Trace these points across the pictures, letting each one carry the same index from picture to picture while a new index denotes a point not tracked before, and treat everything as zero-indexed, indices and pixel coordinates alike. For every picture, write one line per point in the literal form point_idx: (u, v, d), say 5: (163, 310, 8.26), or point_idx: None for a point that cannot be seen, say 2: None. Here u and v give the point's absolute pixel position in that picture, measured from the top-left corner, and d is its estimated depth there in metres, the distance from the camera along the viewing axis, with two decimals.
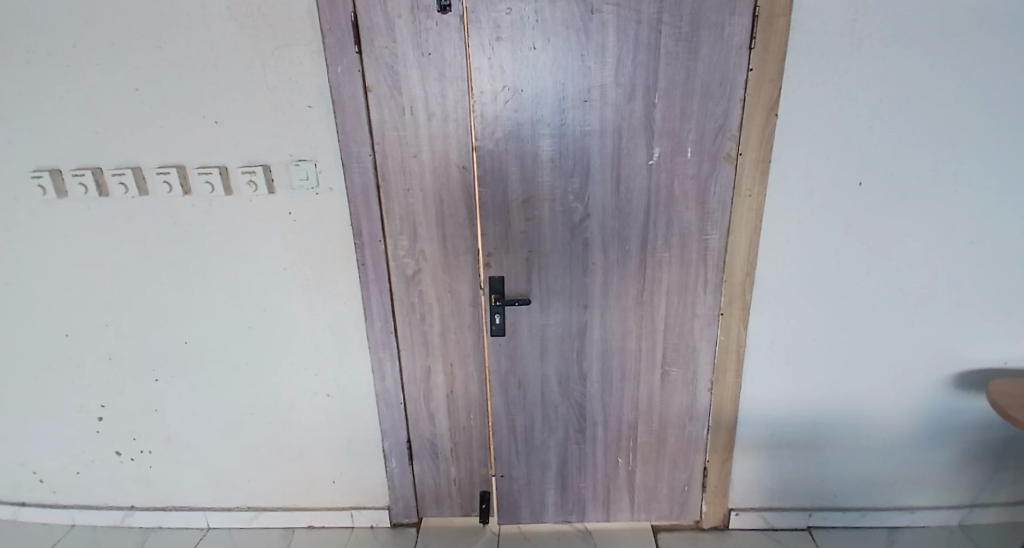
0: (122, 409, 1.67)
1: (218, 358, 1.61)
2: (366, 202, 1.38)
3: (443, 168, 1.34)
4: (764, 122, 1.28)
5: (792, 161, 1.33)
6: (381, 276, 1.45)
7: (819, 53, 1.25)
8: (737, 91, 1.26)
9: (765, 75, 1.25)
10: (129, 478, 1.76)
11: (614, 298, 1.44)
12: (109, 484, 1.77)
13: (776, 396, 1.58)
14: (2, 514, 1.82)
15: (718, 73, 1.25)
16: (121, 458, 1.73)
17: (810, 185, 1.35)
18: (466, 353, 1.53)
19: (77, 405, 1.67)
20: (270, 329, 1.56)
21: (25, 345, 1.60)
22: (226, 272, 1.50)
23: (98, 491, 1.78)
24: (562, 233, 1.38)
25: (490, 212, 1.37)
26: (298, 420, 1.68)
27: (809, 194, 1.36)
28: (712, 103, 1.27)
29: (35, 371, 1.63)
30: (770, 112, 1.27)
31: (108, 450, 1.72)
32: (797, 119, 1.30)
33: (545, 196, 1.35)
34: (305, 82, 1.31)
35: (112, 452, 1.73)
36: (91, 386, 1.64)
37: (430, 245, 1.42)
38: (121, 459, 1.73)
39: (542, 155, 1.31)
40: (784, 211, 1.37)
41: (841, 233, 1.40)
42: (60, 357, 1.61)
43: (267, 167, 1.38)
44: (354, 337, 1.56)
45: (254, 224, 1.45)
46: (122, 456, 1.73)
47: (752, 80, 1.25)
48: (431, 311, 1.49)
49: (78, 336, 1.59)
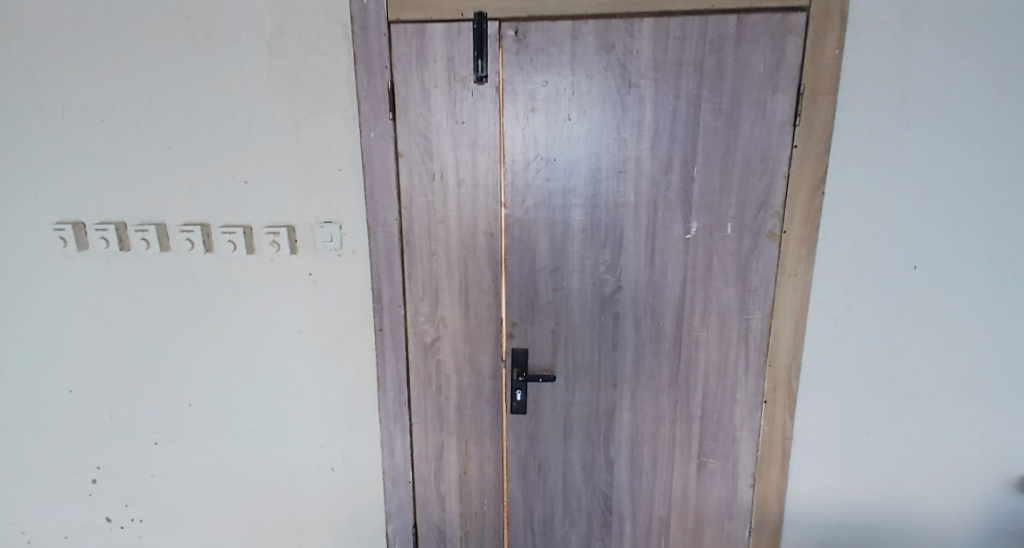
0: (118, 472, 1.58)
1: (222, 424, 1.53)
2: (389, 266, 1.34)
3: (470, 234, 1.30)
4: (809, 199, 1.22)
5: (839, 240, 1.25)
6: (399, 343, 1.38)
7: (867, 131, 1.20)
8: (780, 167, 1.21)
9: (809, 153, 1.20)
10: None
11: (646, 378, 1.33)
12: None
13: (827, 497, 1.41)
14: None
15: (760, 148, 1.21)
16: (111, 526, 1.62)
17: (859, 266, 1.26)
18: (483, 430, 1.42)
19: (71, 467, 1.59)
20: (279, 395, 1.49)
21: (31, 398, 1.55)
22: (241, 332, 1.45)
23: None
24: (592, 307, 1.30)
25: (516, 281, 1.31)
26: (299, 494, 1.56)
27: (858, 275, 1.27)
28: (753, 178, 1.22)
29: (37, 426, 1.57)
30: (814, 189, 1.22)
31: (98, 515, 1.62)
32: (843, 197, 1.23)
33: (575, 267, 1.28)
34: (337, 146, 1.31)
35: (102, 518, 1.62)
36: (88, 446, 1.57)
37: (452, 313, 1.35)
38: (110, 526, 1.62)
39: (573, 225, 1.26)
40: (831, 291, 1.28)
41: (895, 318, 1.29)
42: (63, 413, 1.55)
43: (292, 229, 1.36)
44: (366, 407, 1.47)
45: (273, 284, 1.41)
46: (112, 523, 1.62)
47: (795, 157, 1.20)
48: (449, 384, 1.40)
49: (81, 393, 1.54)
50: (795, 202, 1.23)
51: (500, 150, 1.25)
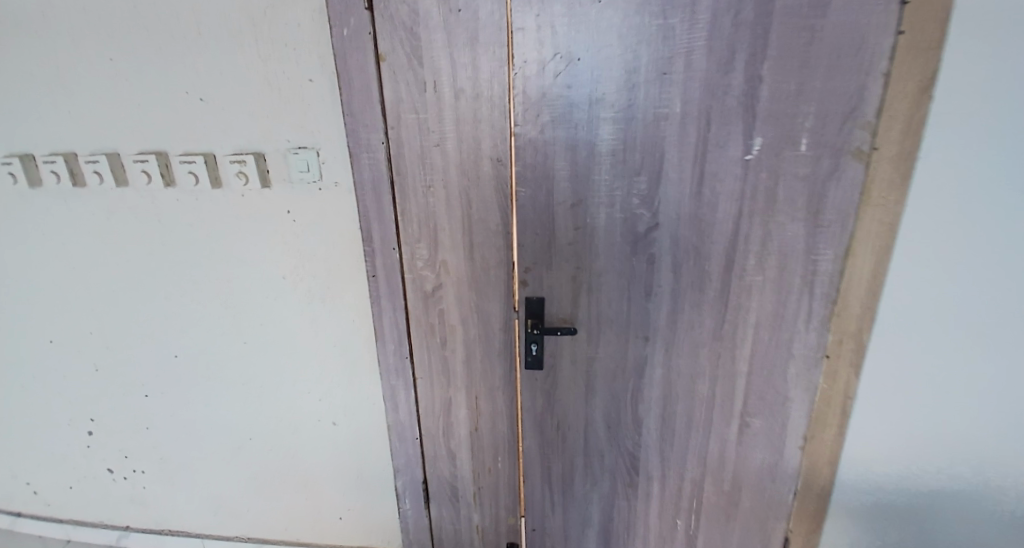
0: (112, 426, 1.51)
1: (212, 376, 1.40)
2: (377, 201, 1.11)
3: (472, 160, 1.05)
4: (913, 106, 0.93)
5: (947, 159, 0.96)
6: (395, 290, 1.20)
7: (1004, 5, 0.88)
8: (878, 62, 0.92)
9: (919, 42, 0.90)
10: (125, 496, 1.60)
11: (685, 331, 1.12)
12: (103, 502, 1.62)
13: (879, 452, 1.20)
14: None
15: (854, 36, 0.91)
16: (114, 477, 1.58)
17: (969, 191, 0.97)
18: (494, 386, 1.26)
19: (66, 419, 1.51)
20: (269, 345, 1.34)
21: (11, 353, 1.45)
22: (219, 279, 1.28)
23: (92, 508, 1.64)
24: (622, 249, 1.07)
25: (530, 218, 1.07)
26: (301, 446, 1.46)
27: (966, 202, 0.98)
28: (840, 78, 0.93)
29: (22, 379, 1.48)
30: (921, 93, 0.93)
31: (99, 467, 1.57)
32: (960, 101, 0.93)
33: (602, 199, 1.04)
34: (306, 50, 1.05)
35: (104, 469, 1.57)
36: (79, 399, 1.48)
37: (453, 255, 1.14)
38: (113, 477, 1.57)
39: (601, 145, 1.00)
40: (929, 226, 1.00)
41: (1009, 258, 1.01)
42: (47, 367, 1.45)
43: (260, 156, 1.13)
44: (365, 359, 1.32)
45: (248, 222, 1.20)
46: (114, 474, 1.57)
47: (900, 48, 0.91)
48: (454, 335, 1.22)
49: (61, 345, 1.42)
50: (890, 109, 0.94)
51: (506, 49, 0.97)
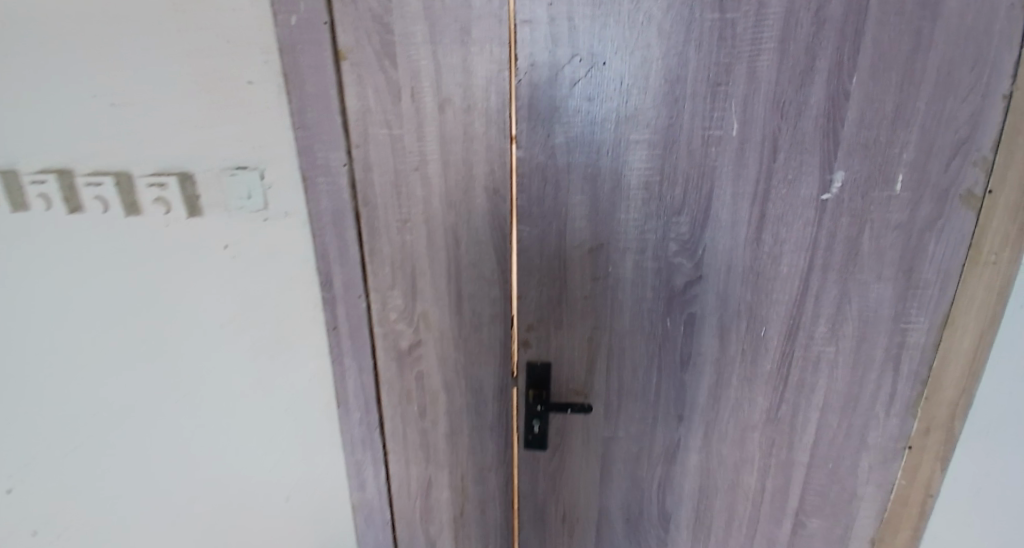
0: (25, 488, 1.24)
1: (141, 441, 1.15)
2: (340, 237, 0.87)
3: (461, 189, 0.81)
4: None
5: None
6: (362, 347, 0.95)
7: None
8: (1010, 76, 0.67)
9: None
10: None
11: (729, 409, 0.88)
12: None
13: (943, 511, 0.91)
14: None
15: (981, 39, 0.66)
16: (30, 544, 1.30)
17: None
18: (484, 467, 1.01)
19: None
20: (209, 406, 1.09)
21: None
22: (146, 324, 1.04)
23: None
24: (653, 308, 0.83)
25: (535, 265, 0.83)
26: (249, 525, 1.20)
27: None
28: (955, 98, 0.69)
29: None
30: None
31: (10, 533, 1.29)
32: None
33: (630, 245, 0.80)
34: (244, 44, 0.83)
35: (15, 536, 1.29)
36: None
37: (437, 307, 0.89)
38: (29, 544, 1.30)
39: (631, 176, 0.77)
40: None
41: None
42: None
43: (187, 177, 0.91)
44: (326, 425, 1.07)
45: (176, 258, 0.98)
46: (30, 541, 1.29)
47: None
48: (436, 403, 0.98)
49: None
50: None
51: (506, 46, 0.73)
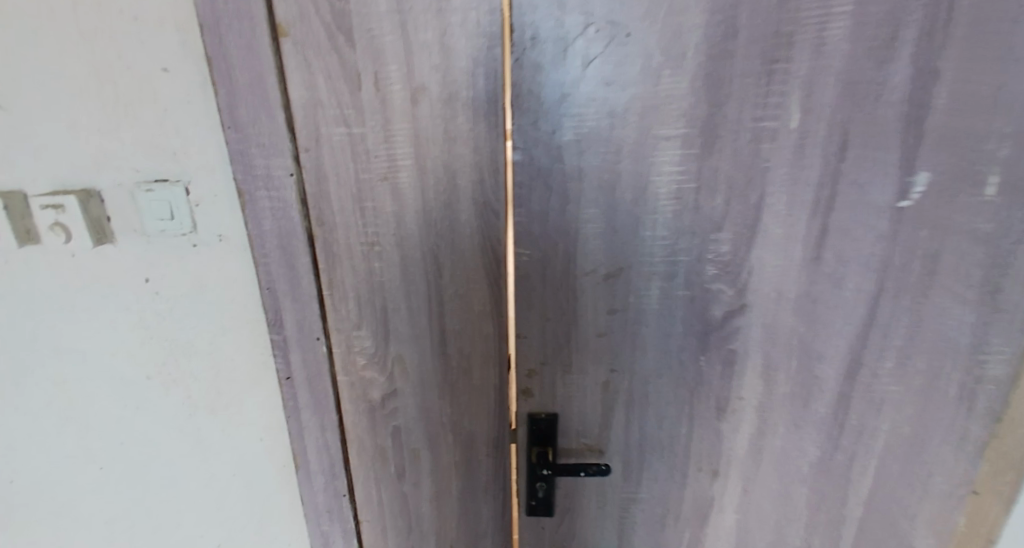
0: None
1: (55, 514, 0.95)
2: (290, 264, 0.69)
3: (441, 202, 0.63)
4: None
5: None
6: (322, 400, 0.78)
7: None
8: None
9: None
10: None
11: (774, 462, 0.72)
12: None
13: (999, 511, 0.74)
14: None
15: None
16: None
17: None
18: (477, 534, 0.83)
19: None
20: (138, 470, 0.91)
21: None
22: (52, 377, 0.85)
23: None
24: (685, 344, 0.67)
25: (537, 296, 0.66)
26: None
27: None
28: None
29: None
30: None
31: None
32: None
33: (657, 269, 0.64)
34: (155, 22, 0.65)
35: None
36: None
37: (415, 349, 0.72)
38: None
39: (659, 183, 0.61)
40: None
41: None
42: None
43: (90, 196, 0.72)
44: (285, 490, 0.91)
45: (84, 297, 0.79)
46: None
47: None
48: (417, 463, 0.80)
49: None
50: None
51: (497, 16, 0.57)
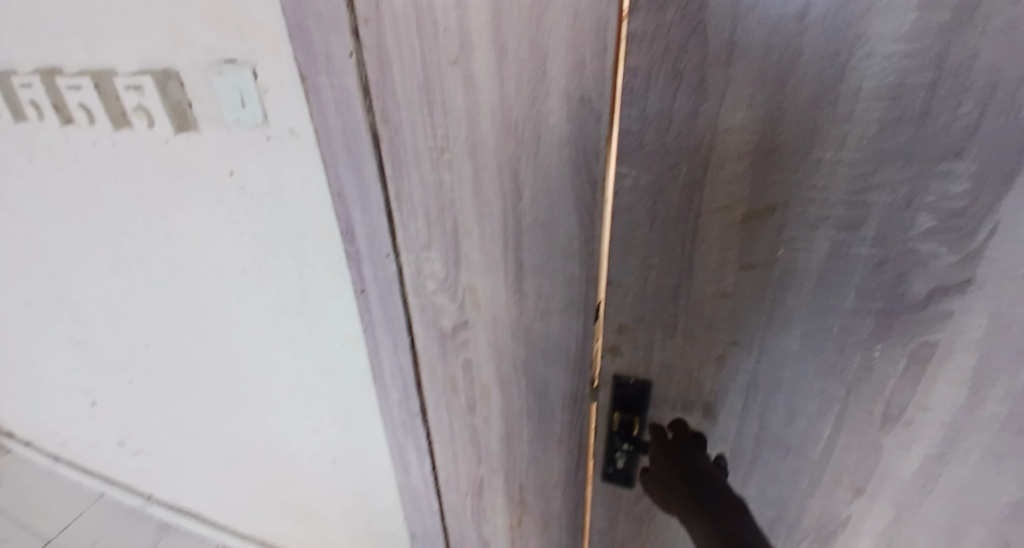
0: (109, 401, 1.27)
1: (190, 376, 1.08)
2: (354, 167, 0.59)
3: (528, 98, 0.48)
4: None
5: None
6: (394, 317, 0.70)
7: None
8: None
9: None
10: (138, 470, 1.40)
11: (958, 499, 0.51)
12: (120, 468, 1.44)
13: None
14: (42, 462, 1.65)
15: None
16: (125, 449, 1.36)
17: None
18: (550, 483, 0.75)
19: (66, 386, 1.31)
20: (244, 354, 0.97)
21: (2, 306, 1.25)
22: (167, 259, 0.90)
23: (113, 472, 1.48)
24: (851, 324, 0.47)
25: (643, 234, 0.50)
26: (298, 476, 1.12)
27: None
28: None
29: (19, 336, 1.29)
30: None
31: (110, 436, 1.36)
32: None
33: (833, 210, 0.44)
34: None
35: (114, 439, 1.36)
36: (70, 367, 1.26)
37: (488, 281, 0.60)
38: (124, 449, 1.36)
39: (866, 73, 0.39)
40: None
41: None
42: (35, 329, 1.24)
43: (168, 77, 0.68)
44: (365, 399, 0.91)
45: (181, 186, 0.79)
46: (126, 446, 1.36)
47: None
48: (488, 402, 0.71)
49: (39, 307, 1.18)
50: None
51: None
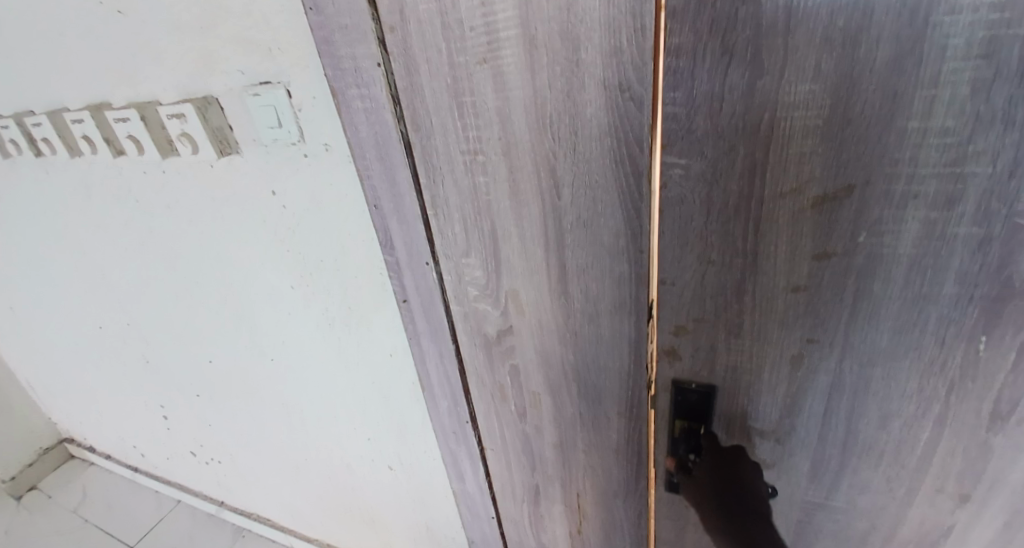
0: (179, 415, 1.33)
1: (250, 390, 1.11)
2: (389, 178, 0.58)
3: (561, 90, 0.45)
4: None
5: None
6: (439, 327, 0.68)
7: None
8: None
9: None
10: (210, 479, 1.47)
11: None
12: (194, 477, 1.51)
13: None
14: (125, 473, 1.75)
15: None
16: (198, 460, 1.43)
17: None
18: (610, 491, 0.72)
19: (140, 404, 1.39)
20: (299, 367, 0.98)
21: (78, 331, 1.33)
22: (219, 279, 0.93)
23: (189, 481, 1.55)
24: (953, 314, 0.42)
25: (699, 228, 0.47)
26: (357, 485, 1.13)
27: None
28: None
29: (95, 358, 1.37)
30: None
31: (183, 448, 1.43)
32: None
33: (923, 187, 0.39)
34: None
35: (187, 451, 1.43)
36: (142, 385, 1.33)
37: (530, 287, 0.58)
38: (197, 460, 1.43)
39: (955, 25, 0.35)
40: None
41: None
42: (108, 351, 1.31)
43: (207, 103, 0.70)
44: (417, 408, 0.91)
45: (228, 209, 0.81)
46: (198, 457, 1.42)
47: None
48: (539, 410, 0.69)
49: (110, 331, 1.25)
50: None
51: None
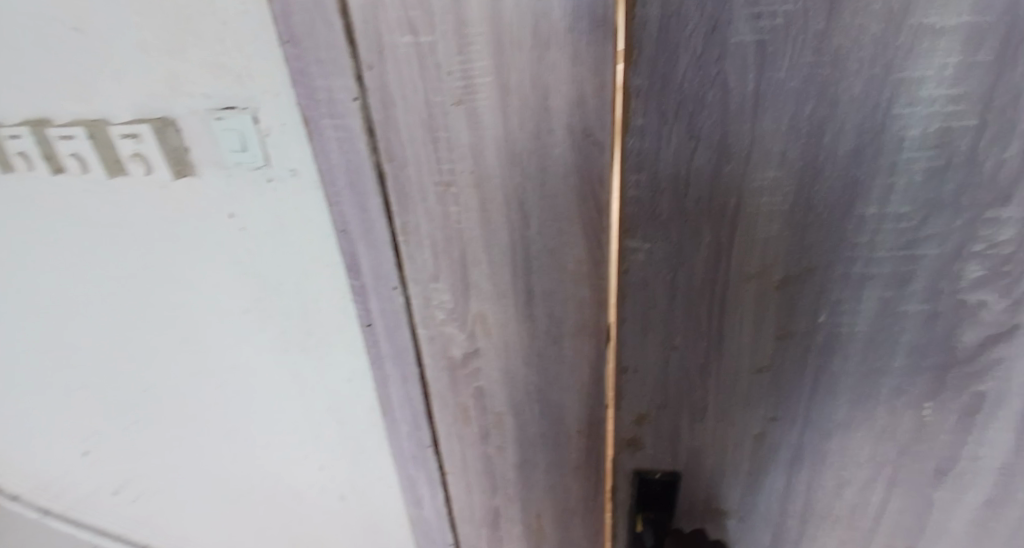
0: (105, 448, 1.23)
1: (190, 418, 1.05)
2: (358, 208, 0.57)
3: (531, 129, 0.46)
4: None
5: None
6: (403, 349, 0.66)
7: None
8: None
9: None
10: (135, 519, 1.37)
11: (1016, 533, 0.49)
12: (115, 517, 1.40)
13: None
14: (31, 515, 1.60)
15: None
16: (122, 497, 1.33)
17: None
18: (569, 508, 0.72)
19: (60, 435, 1.28)
20: (247, 395, 0.94)
21: None
22: (165, 303, 0.88)
23: (109, 523, 1.44)
24: (904, 384, 0.46)
25: (664, 308, 0.48)
26: (306, 514, 1.08)
27: None
28: None
29: (10, 385, 1.25)
30: None
31: (105, 485, 1.33)
32: None
33: (880, 271, 0.42)
34: None
35: (109, 488, 1.33)
36: (64, 415, 1.23)
37: (499, 309, 0.57)
38: (121, 497, 1.33)
39: (912, 119, 0.38)
40: None
41: None
42: (27, 377, 1.21)
43: (164, 124, 0.66)
44: (374, 435, 0.89)
45: (179, 232, 0.77)
46: (122, 494, 1.32)
47: None
48: (502, 429, 0.68)
49: (31, 355, 1.15)
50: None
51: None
